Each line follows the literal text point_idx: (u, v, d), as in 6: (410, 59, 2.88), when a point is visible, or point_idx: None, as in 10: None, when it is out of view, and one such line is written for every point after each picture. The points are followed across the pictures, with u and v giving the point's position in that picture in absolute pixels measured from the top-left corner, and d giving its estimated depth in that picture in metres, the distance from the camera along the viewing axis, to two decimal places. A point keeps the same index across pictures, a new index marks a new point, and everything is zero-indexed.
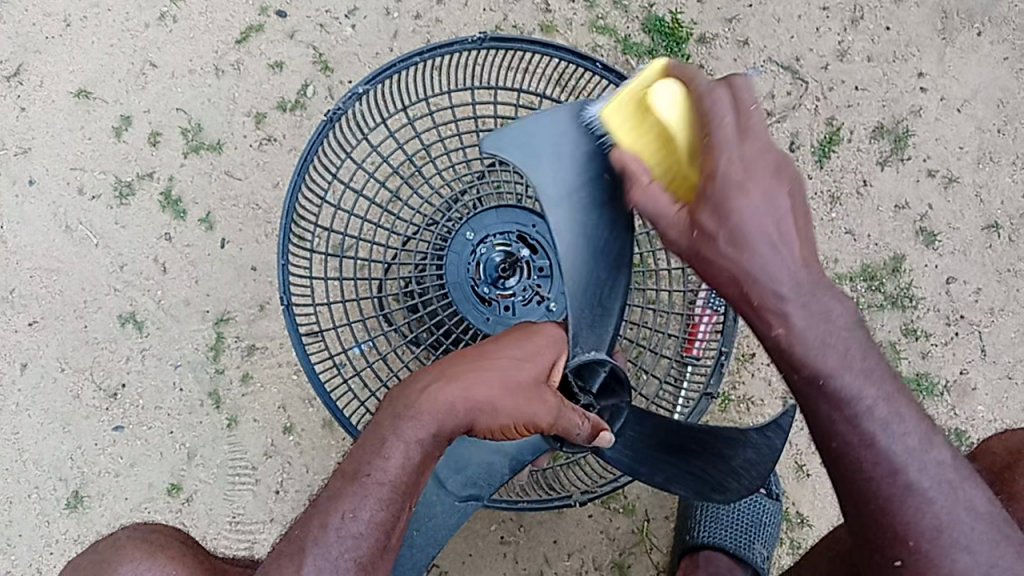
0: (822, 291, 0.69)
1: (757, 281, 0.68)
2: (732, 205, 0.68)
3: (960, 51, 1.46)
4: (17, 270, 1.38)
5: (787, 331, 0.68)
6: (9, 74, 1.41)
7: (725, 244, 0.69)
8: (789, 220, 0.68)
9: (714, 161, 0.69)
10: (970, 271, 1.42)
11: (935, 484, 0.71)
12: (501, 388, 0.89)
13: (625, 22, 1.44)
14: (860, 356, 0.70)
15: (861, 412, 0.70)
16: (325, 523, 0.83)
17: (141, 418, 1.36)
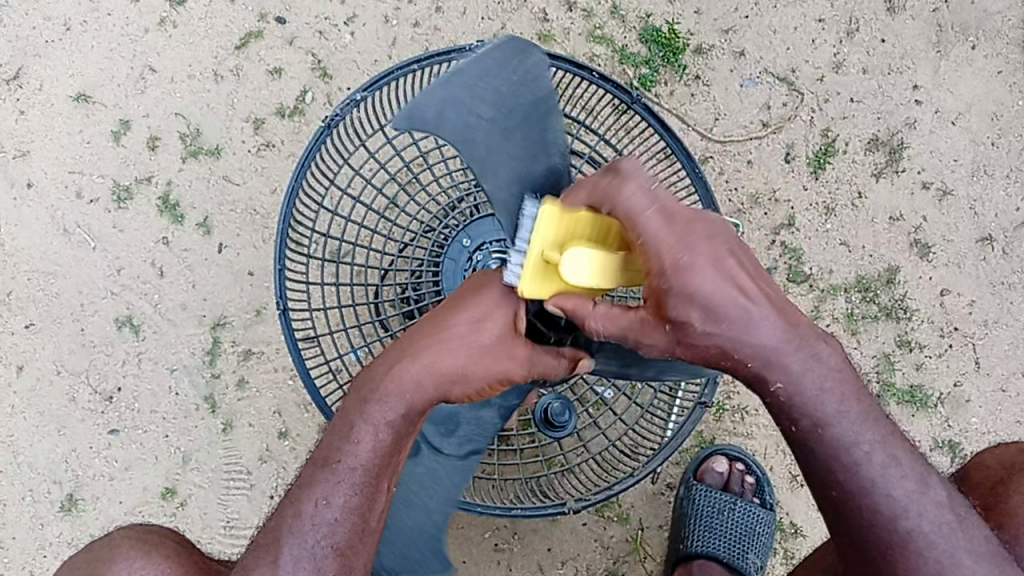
0: (807, 338, 0.72)
1: (745, 346, 0.70)
2: (693, 283, 0.69)
3: (955, 65, 1.46)
4: (14, 273, 1.38)
5: (786, 383, 0.72)
6: (9, 77, 1.42)
7: (704, 322, 0.70)
8: (744, 281, 0.70)
9: (656, 255, 0.70)
10: (964, 283, 1.43)
11: (933, 526, 0.73)
12: (467, 355, 0.85)
13: (622, 32, 1.45)
14: (857, 402, 0.73)
15: (860, 459, 0.72)
16: (299, 512, 0.83)
17: (136, 422, 1.36)
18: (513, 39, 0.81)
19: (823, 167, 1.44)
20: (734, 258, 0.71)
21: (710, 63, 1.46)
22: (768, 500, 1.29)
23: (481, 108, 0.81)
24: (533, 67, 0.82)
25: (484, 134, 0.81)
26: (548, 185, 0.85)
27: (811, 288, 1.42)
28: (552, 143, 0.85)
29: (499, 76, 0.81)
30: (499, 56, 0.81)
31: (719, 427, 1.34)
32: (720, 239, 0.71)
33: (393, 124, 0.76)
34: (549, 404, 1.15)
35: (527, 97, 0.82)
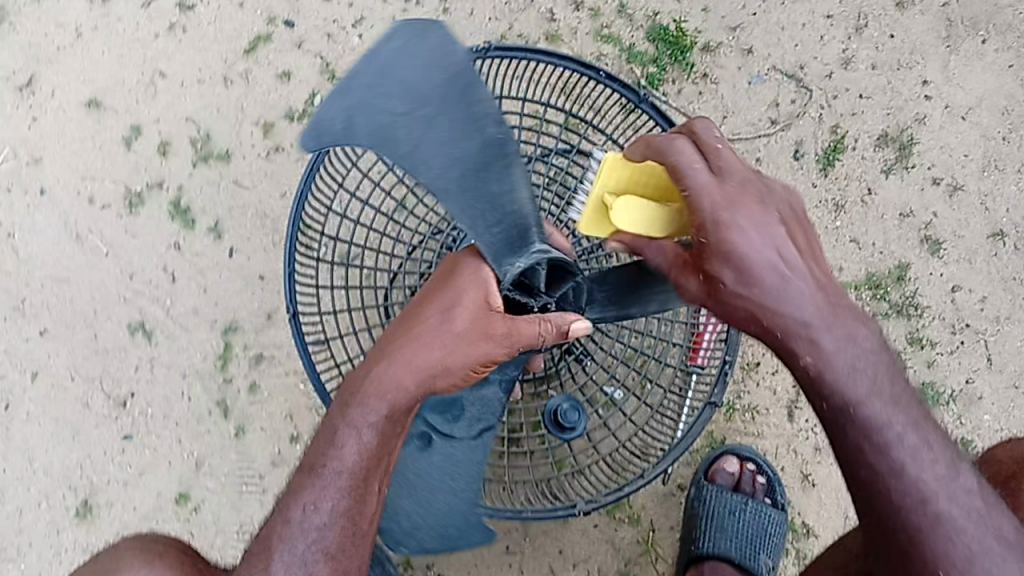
0: (840, 315, 0.74)
1: (776, 313, 0.73)
2: (732, 244, 0.74)
3: (965, 59, 1.46)
4: (28, 280, 1.40)
5: (815, 358, 0.73)
6: (21, 85, 1.43)
7: (736, 283, 0.74)
8: (786, 245, 0.74)
9: (699, 211, 0.76)
10: (975, 279, 1.43)
11: (966, 515, 0.72)
12: (440, 346, 0.89)
13: (630, 30, 1.45)
14: (888, 383, 0.73)
15: (892, 440, 0.72)
16: (286, 518, 0.85)
17: (150, 426, 1.37)
18: (408, 29, 0.86)
19: (832, 164, 1.44)
20: (782, 228, 0.75)
21: (717, 60, 1.45)
22: (779, 500, 1.28)
23: (390, 101, 0.85)
24: (436, 48, 0.85)
25: (399, 123, 0.85)
26: (490, 153, 0.85)
27: None
28: (481, 111, 0.85)
29: (397, 65, 0.85)
30: (394, 52, 0.86)
31: (730, 426, 1.34)
32: (766, 207, 0.76)
33: (300, 144, 0.86)
34: (557, 405, 1.16)
35: (437, 77, 0.85)
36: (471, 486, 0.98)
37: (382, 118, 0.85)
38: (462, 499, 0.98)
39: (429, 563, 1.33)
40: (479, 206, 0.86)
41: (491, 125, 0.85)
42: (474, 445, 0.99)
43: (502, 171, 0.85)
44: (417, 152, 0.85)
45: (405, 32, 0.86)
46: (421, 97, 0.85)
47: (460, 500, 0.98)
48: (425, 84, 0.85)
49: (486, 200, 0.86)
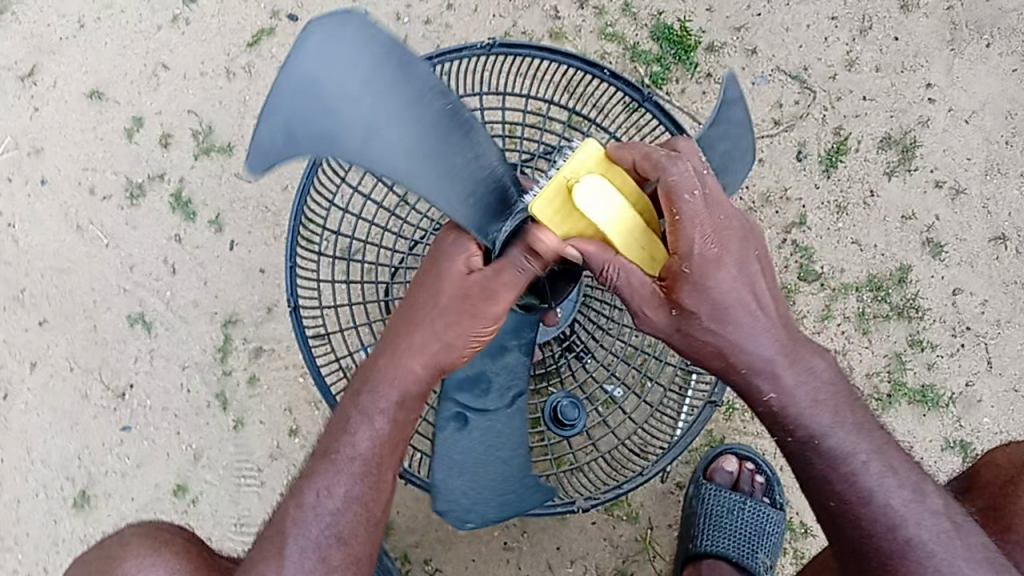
0: (799, 352, 0.83)
1: (743, 351, 0.81)
2: (714, 281, 0.80)
3: (969, 63, 1.46)
4: (28, 270, 1.39)
5: (780, 394, 0.82)
6: (23, 75, 1.43)
7: (713, 321, 0.80)
8: (758, 287, 0.82)
9: (684, 243, 0.80)
10: (976, 282, 1.42)
11: (933, 535, 0.79)
12: (442, 325, 0.86)
13: (634, 29, 1.45)
14: (848, 413, 0.82)
15: (857, 468, 0.81)
16: (301, 503, 0.87)
17: (148, 419, 1.37)
18: (328, 21, 0.79)
19: (835, 165, 1.44)
20: (756, 267, 0.82)
21: (721, 60, 1.45)
22: (777, 499, 1.29)
23: (331, 105, 0.81)
24: (361, 33, 0.81)
25: (342, 118, 0.82)
26: (444, 120, 0.85)
27: (823, 287, 1.42)
28: (425, 85, 0.84)
29: (329, 59, 0.80)
30: (321, 44, 0.80)
31: (729, 425, 1.34)
32: (745, 247, 0.82)
33: (248, 170, 0.80)
34: (558, 402, 1.16)
35: (371, 59, 0.82)
36: (517, 454, 0.98)
37: (330, 124, 0.81)
38: (514, 467, 0.97)
39: (426, 557, 1.32)
40: (449, 181, 0.87)
41: (436, 98, 0.85)
42: (511, 413, 0.98)
43: (462, 139, 0.87)
44: (366, 145, 0.83)
45: (326, 22, 0.79)
46: (360, 90, 0.82)
47: (510, 470, 0.97)
48: (360, 75, 0.82)
49: (453, 172, 0.87)
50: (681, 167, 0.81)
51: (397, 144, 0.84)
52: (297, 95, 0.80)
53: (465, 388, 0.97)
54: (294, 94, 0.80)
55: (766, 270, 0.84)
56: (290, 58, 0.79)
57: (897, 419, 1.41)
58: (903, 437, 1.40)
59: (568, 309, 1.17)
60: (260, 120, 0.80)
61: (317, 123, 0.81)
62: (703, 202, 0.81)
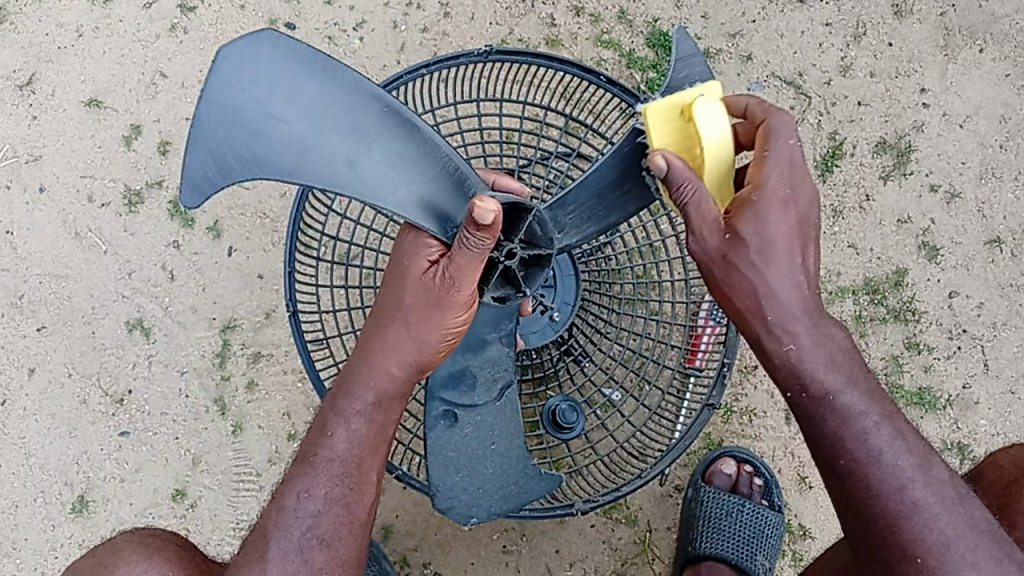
0: (823, 317, 0.83)
1: (775, 297, 0.81)
2: (769, 222, 0.81)
3: (962, 68, 1.46)
4: (26, 277, 1.39)
5: (802, 346, 0.82)
6: (22, 83, 1.43)
7: (757, 260, 0.81)
8: (803, 242, 0.82)
9: (763, 182, 0.82)
10: (972, 285, 1.43)
11: (936, 500, 0.80)
12: (410, 321, 0.92)
13: (630, 36, 1.46)
14: (862, 376, 0.82)
15: (867, 427, 0.81)
16: (281, 507, 0.91)
17: (147, 424, 1.37)
18: (240, 45, 0.84)
19: (830, 169, 1.44)
20: (812, 233, 0.83)
21: (717, 67, 1.46)
22: (775, 501, 1.29)
23: (256, 127, 0.85)
24: (275, 53, 0.85)
25: (271, 134, 0.86)
26: (378, 121, 0.89)
27: (819, 291, 1.43)
28: (352, 93, 0.88)
29: (247, 79, 0.85)
30: (236, 67, 0.84)
31: (727, 428, 1.34)
32: (810, 209, 0.83)
33: (184, 204, 0.84)
34: (556, 405, 1.16)
35: (293, 74, 0.86)
36: (513, 446, 0.99)
37: (258, 146, 0.85)
38: (513, 458, 0.99)
39: (425, 561, 1.32)
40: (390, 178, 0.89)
41: (366, 102, 0.88)
42: (503, 405, 0.99)
43: (400, 139, 0.89)
44: (302, 160, 0.86)
45: (237, 44, 0.84)
46: (284, 107, 0.86)
47: (510, 462, 0.99)
48: (282, 93, 0.86)
49: (392, 167, 0.89)
50: (781, 120, 0.85)
51: (331, 151, 0.87)
52: (220, 122, 0.84)
53: (451, 385, 0.99)
54: (216, 122, 0.84)
55: (814, 232, 0.84)
56: (206, 88, 0.84)
57: None
58: None
59: (566, 312, 1.19)
60: (188, 152, 0.84)
61: (246, 146, 0.85)
62: (794, 154, 0.83)
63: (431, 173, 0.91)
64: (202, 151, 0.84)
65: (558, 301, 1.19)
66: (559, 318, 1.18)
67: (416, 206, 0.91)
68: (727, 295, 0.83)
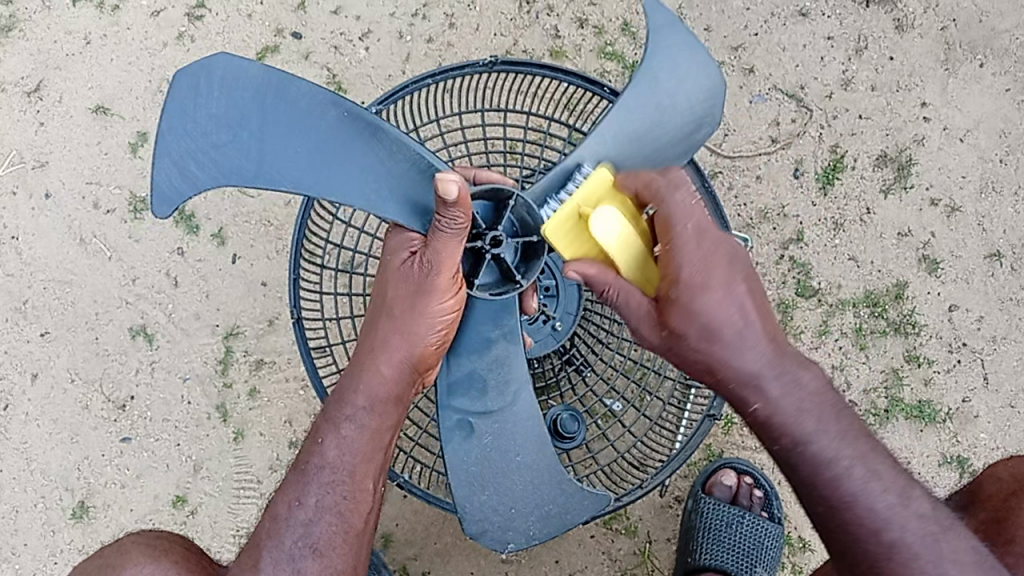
0: (789, 362, 0.77)
1: (729, 366, 0.76)
2: (700, 305, 0.76)
3: (963, 82, 1.47)
4: (30, 282, 1.40)
5: (764, 403, 0.77)
6: (30, 90, 1.44)
7: (698, 339, 0.76)
8: (749, 307, 0.76)
9: (678, 269, 0.77)
10: (972, 299, 1.44)
11: (918, 538, 0.74)
12: (398, 320, 0.95)
13: (633, 48, 1.46)
14: (833, 420, 0.77)
15: (840, 473, 0.76)
16: (275, 516, 0.91)
17: (149, 430, 1.37)
18: (195, 65, 0.86)
19: (832, 182, 1.45)
20: (751, 287, 0.77)
21: None
22: (776, 513, 1.29)
23: (214, 143, 0.87)
24: (226, 69, 0.87)
25: (232, 146, 0.88)
26: (342, 127, 0.89)
27: (820, 303, 1.43)
28: (312, 102, 0.88)
29: (205, 96, 0.87)
30: (194, 85, 0.87)
31: (728, 439, 1.34)
32: (737, 267, 0.78)
33: (156, 215, 0.88)
34: (558, 415, 1.17)
35: (252, 89, 0.87)
36: (539, 456, 0.98)
37: (217, 160, 0.88)
38: (542, 471, 0.98)
39: (425, 570, 1.33)
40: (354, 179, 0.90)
41: (328, 109, 0.88)
42: (518, 411, 0.97)
43: (366, 141, 0.89)
44: (263, 170, 0.88)
45: (192, 67, 0.86)
46: (239, 120, 0.88)
47: (537, 475, 0.98)
48: (237, 107, 0.87)
49: (359, 169, 0.90)
50: (678, 196, 0.81)
51: (291, 159, 0.89)
52: (179, 143, 0.87)
53: (464, 394, 0.97)
54: (175, 144, 0.87)
55: (761, 291, 0.78)
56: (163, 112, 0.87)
57: (896, 434, 1.41)
58: (900, 452, 1.41)
59: (568, 322, 1.20)
60: (156, 165, 0.87)
61: (206, 162, 0.88)
62: (702, 220, 0.79)
63: (405, 169, 0.90)
64: (165, 171, 0.88)
65: (560, 310, 1.20)
66: (561, 328, 1.19)
67: (392, 204, 0.92)
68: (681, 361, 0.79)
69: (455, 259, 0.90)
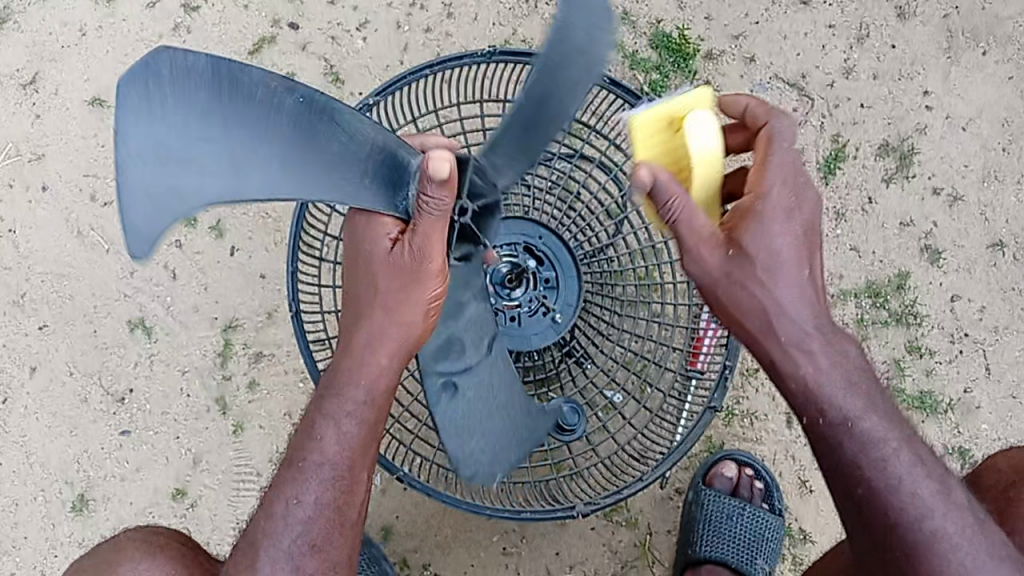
0: (834, 335, 0.87)
1: (783, 312, 0.86)
2: (772, 236, 0.86)
3: (966, 71, 1.46)
4: (28, 275, 1.40)
5: (813, 369, 0.86)
6: (25, 82, 1.43)
7: (765, 274, 0.85)
8: (811, 260, 0.87)
9: (766, 189, 0.88)
10: (974, 288, 1.43)
11: (958, 528, 0.82)
12: (388, 309, 0.93)
13: (633, 37, 1.45)
14: (874, 394, 0.86)
15: (888, 454, 0.83)
16: (271, 514, 0.90)
17: (148, 423, 1.37)
18: (138, 69, 0.78)
19: (833, 172, 1.44)
20: (815, 245, 0.88)
21: (719, 68, 1.46)
22: (777, 505, 1.29)
23: (180, 156, 0.78)
24: (175, 67, 0.79)
25: (201, 156, 0.79)
26: (301, 115, 0.83)
27: None
28: (267, 92, 0.82)
29: (157, 107, 0.78)
30: (142, 99, 0.78)
31: (729, 431, 1.34)
32: (814, 217, 0.88)
33: (136, 256, 0.76)
34: (558, 407, 1.16)
35: (203, 87, 0.80)
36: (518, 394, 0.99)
37: (184, 173, 0.78)
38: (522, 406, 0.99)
39: (425, 563, 1.32)
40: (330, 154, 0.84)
41: (282, 96, 0.82)
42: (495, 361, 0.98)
43: (326, 126, 0.84)
44: (236, 173, 0.80)
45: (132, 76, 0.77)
46: (200, 122, 0.79)
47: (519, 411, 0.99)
48: (190, 113, 0.79)
49: (332, 146, 0.84)
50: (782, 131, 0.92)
51: (264, 153, 0.81)
52: (142, 168, 0.77)
53: (443, 351, 0.96)
54: (140, 170, 0.77)
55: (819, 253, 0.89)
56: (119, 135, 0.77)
57: None
58: None
59: (569, 313, 1.21)
60: (124, 201, 0.76)
61: (175, 177, 0.78)
62: (790, 162, 0.90)
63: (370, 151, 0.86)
64: (135, 196, 0.77)
65: (560, 302, 1.21)
66: (561, 320, 1.20)
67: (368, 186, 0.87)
68: (732, 309, 0.87)
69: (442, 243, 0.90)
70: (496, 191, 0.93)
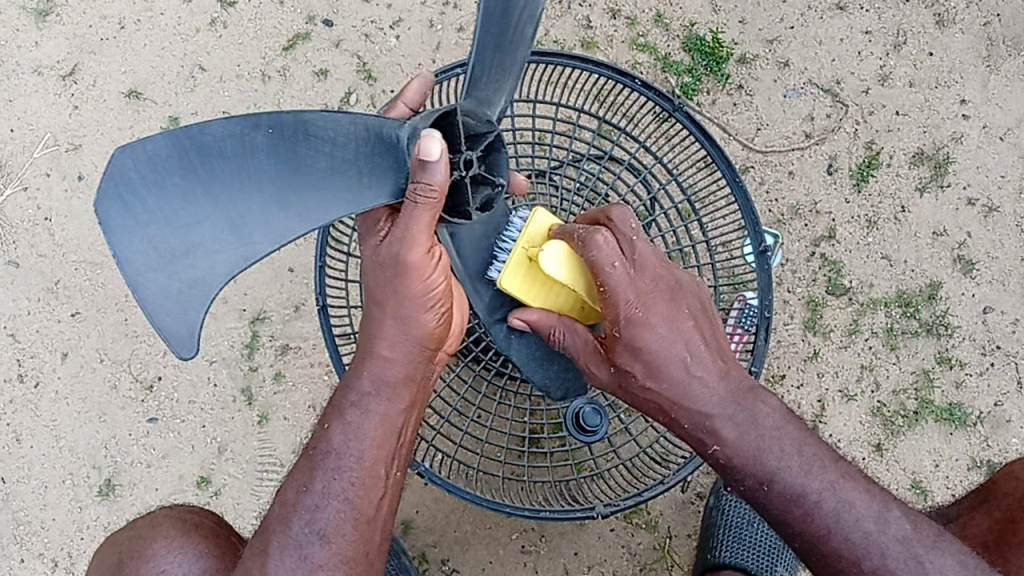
0: (742, 401, 0.86)
1: (686, 406, 0.86)
2: (644, 341, 0.83)
3: (1005, 80, 1.44)
4: (62, 263, 1.42)
5: (721, 446, 0.86)
6: (65, 73, 1.45)
7: (645, 374, 0.85)
8: (694, 344, 0.85)
9: (614, 309, 0.84)
10: (1008, 301, 1.41)
11: (900, 562, 0.79)
12: (383, 302, 0.91)
13: (666, 39, 1.44)
14: (797, 453, 0.84)
15: (811, 507, 0.82)
16: (285, 501, 0.91)
17: (175, 412, 1.39)
18: (105, 184, 0.72)
19: (866, 179, 1.43)
20: (690, 324, 0.85)
21: (754, 72, 1.45)
22: None
23: (192, 245, 0.74)
24: (146, 167, 0.73)
25: (207, 239, 0.75)
26: (277, 145, 0.78)
27: (851, 302, 1.41)
28: (238, 140, 0.77)
29: (143, 207, 0.73)
30: (129, 200, 0.72)
31: None
32: (676, 305, 0.85)
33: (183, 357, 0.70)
34: (580, 408, 1.15)
35: (175, 170, 0.74)
36: None
37: (219, 253, 0.75)
38: None
39: (444, 558, 1.33)
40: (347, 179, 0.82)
41: (252, 135, 0.77)
42: None
43: (307, 145, 0.79)
44: (253, 236, 0.77)
45: (107, 181, 0.72)
46: (203, 201, 0.75)
47: None
48: (178, 193, 0.74)
49: (329, 180, 0.81)
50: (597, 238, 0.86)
51: (285, 204, 0.78)
52: (160, 263, 0.72)
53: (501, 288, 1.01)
54: (148, 277, 0.72)
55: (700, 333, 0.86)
56: (124, 240, 0.72)
57: (926, 437, 1.39)
58: (929, 457, 1.38)
59: None
60: (151, 312, 0.71)
61: (218, 257, 0.75)
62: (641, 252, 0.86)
63: (356, 148, 0.82)
64: (155, 285, 0.72)
65: None
66: None
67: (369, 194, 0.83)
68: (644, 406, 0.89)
69: (430, 228, 0.85)
70: (492, 123, 0.89)
